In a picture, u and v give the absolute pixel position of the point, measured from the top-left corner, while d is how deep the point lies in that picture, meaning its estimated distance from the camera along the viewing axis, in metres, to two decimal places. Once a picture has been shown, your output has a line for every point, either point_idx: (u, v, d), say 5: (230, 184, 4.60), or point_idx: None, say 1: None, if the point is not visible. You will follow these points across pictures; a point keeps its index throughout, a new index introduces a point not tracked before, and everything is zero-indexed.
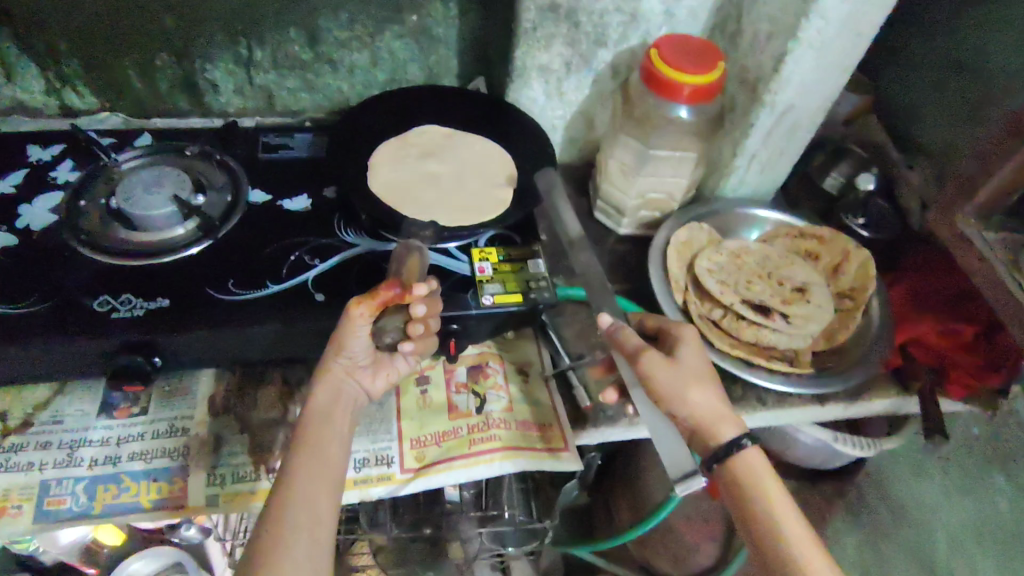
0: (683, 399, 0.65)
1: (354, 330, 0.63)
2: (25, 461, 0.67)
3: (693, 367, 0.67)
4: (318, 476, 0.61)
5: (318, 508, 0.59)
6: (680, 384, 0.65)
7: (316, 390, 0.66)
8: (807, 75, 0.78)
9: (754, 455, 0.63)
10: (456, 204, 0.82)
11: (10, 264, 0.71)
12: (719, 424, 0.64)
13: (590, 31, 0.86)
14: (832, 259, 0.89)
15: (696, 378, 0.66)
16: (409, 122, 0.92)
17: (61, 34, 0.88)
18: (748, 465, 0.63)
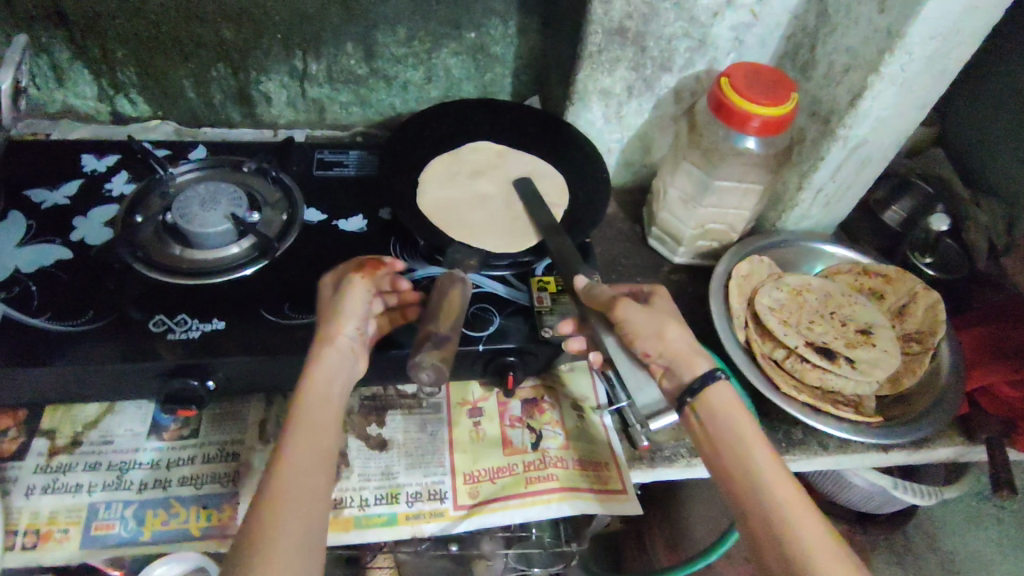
0: (664, 336, 0.63)
1: (358, 297, 0.62)
2: (73, 482, 0.65)
3: (663, 315, 0.65)
4: (306, 458, 0.54)
5: (302, 493, 0.52)
6: (657, 324, 0.63)
7: (315, 367, 0.58)
8: (885, 110, 0.75)
9: (725, 392, 0.62)
10: (506, 229, 0.78)
11: (65, 278, 0.69)
12: (693, 361, 0.63)
13: (656, 55, 0.83)
14: (897, 299, 0.85)
15: (668, 322, 0.64)
16: (463, 133, 0.88)
17: (117, 42, 0.87)
18: (726, 403, 0.61)
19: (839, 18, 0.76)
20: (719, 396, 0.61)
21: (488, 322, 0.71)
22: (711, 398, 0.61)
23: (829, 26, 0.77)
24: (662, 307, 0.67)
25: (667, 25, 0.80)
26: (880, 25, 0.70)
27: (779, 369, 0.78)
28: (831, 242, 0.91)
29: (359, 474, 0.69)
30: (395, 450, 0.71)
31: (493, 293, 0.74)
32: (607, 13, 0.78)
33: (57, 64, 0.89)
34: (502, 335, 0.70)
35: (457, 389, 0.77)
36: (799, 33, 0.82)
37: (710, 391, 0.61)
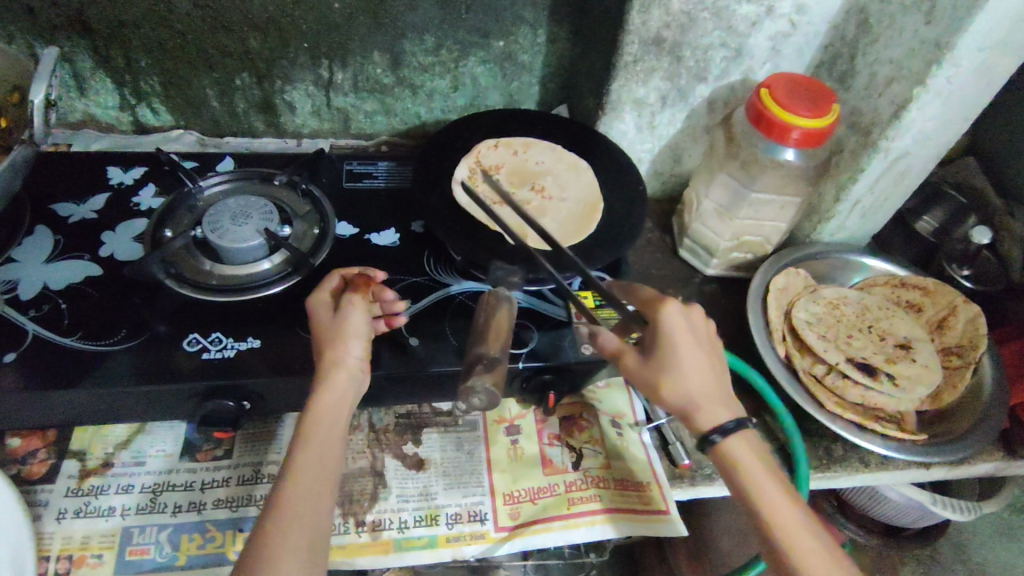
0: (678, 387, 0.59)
1: (357, 319, 0.61)
2: (106, 506, 0.64)
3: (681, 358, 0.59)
4: (314, 476, 0.54)
5: (307, 507, 0.53)
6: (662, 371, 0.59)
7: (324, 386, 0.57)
8: (929, 122, 0.73)
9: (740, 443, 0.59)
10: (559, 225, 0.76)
11: (96, 296, 0.68)
12: (699, 418, 0.59)
13: (692, 65, 0.82)
14: (936, 312, 0.84)
15: (684, 373, 0.59)
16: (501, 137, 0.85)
17: (140, 51, 0.86)
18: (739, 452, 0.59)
19: (882, 28, 0.74)
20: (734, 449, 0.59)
21: (526, 338, 0.70)
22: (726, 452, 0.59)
23: (871, 36, 0.76)
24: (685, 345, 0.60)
25: (704, 34, 0.78)
26: (927, 37, 0.68)
27: (819, 386, 0.76)
28: (868, 254, 0.90)
29: (397, 495, 0.67)
30: (433, 470, 0.70)
31: (531, 309, 0.72)
32: (645, 22, 0.76)
33: (79, 73, 0.87)
34: (542, 352, 0.69)
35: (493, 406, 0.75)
36: (838, 43, 0.81)
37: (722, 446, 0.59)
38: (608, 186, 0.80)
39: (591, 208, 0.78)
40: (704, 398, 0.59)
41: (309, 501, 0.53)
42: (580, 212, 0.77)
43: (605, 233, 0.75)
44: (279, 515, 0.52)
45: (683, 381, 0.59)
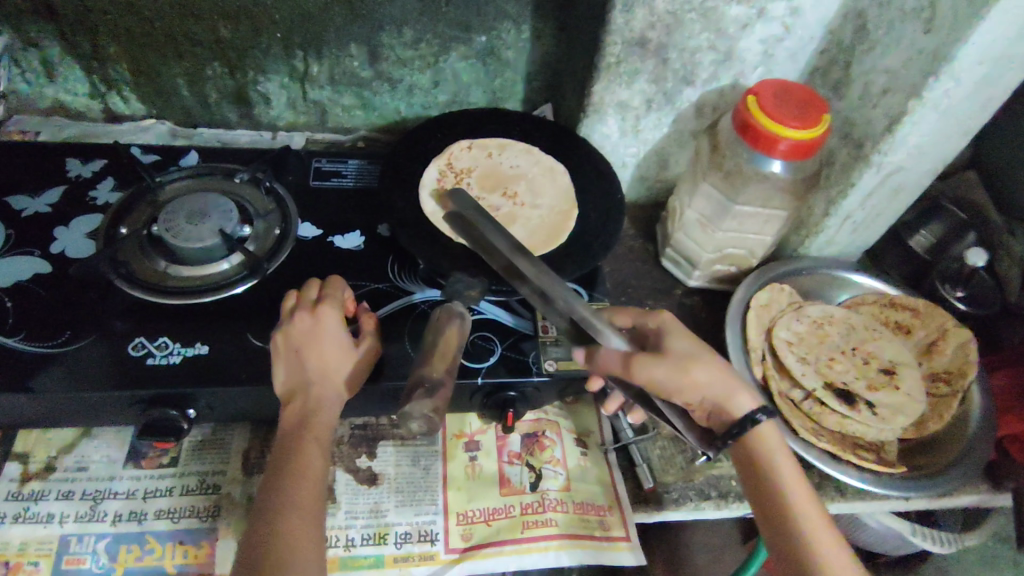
0: (693, 386, 0.59)
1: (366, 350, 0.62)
2: (44, 513, 0.62)
3: (689, 350, 0.61)
4: (311, 473, 0.56)
5: (302, 501, 0.55)
6: (679, 376, 0.59)
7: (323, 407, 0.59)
8: (925, 137, 0.69)
9: (768, 430, 0.60)
10: (533, 229, 0.74)
11: (42, 295, 0.66)
12: (732, 401, 0.60)
13: (678, 68, 0.78)
14: (926, 335, 0.80)
15: (702, 357, 0.60)
16: (477, 136, 0.82)
17: (107, 38, 0.83)
18: (766, 437, 0.60)
19: (878, 35, 0.70)
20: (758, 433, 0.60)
21: (489, 352, 0.67)
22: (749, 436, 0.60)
23: (867, 43, 0.71)
24: (683, 341, 0.62)
25: (691, 36, 0.74)
26: (925, 47, 0.64)
27: (795, 411, 0.73)
28: (857, 270, 0.85)
29: (346, 511, 0.65)
30: (385, 486, 0.67)
31: (495, 320, 0.70)
32: (628, 22, 0.72)
33: (45, 59, 0.85)
34: (504, 367, 0.66)
35: (453, 420, 0.72)
36: (834, 48, 0.77)
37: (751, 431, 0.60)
38: (584, 193, 0.77)
39: (566, 215, 0.75)
40: (730, 377, 0.61)
41: (308, 496, 0.55)
42: (553, 220, 0.74)
43: (576, 244, 0.72)
44: (274, 508, 0.54)
45: (706, 363, 0.60)
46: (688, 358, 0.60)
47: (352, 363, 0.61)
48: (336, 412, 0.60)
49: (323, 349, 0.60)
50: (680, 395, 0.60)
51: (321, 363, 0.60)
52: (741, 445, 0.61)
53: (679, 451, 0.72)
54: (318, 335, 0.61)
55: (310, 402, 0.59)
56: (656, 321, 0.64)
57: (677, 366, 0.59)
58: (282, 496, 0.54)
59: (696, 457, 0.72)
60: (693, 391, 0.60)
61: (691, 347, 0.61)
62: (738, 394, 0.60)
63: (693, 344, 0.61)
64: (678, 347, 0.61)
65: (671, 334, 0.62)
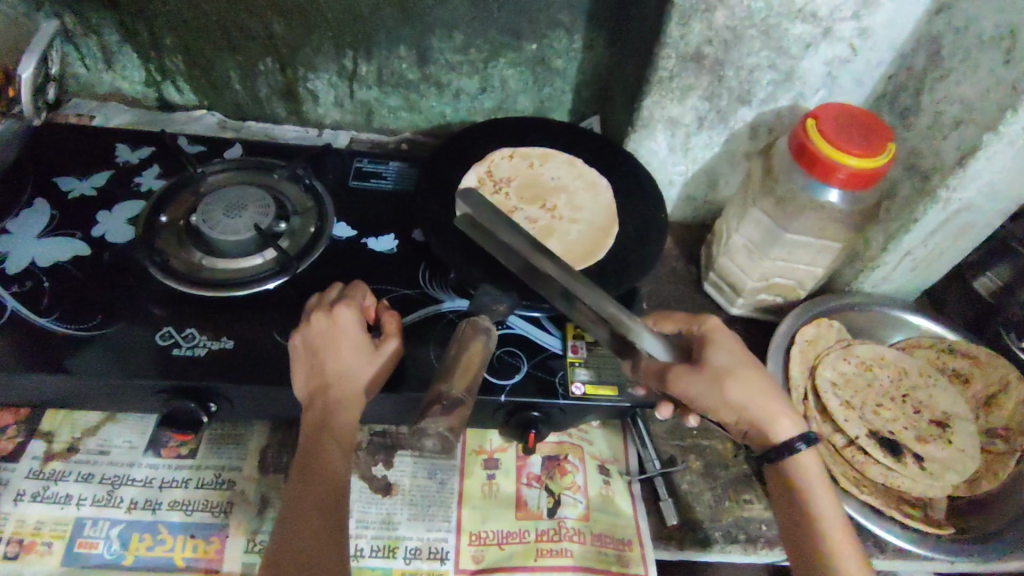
0: (728, 402, 0.58)
1: (388, 349, 0.61)
2: (63, 493, 0.62)
3: (728, 363, 0.59)
4: (332, 478, 0.55)
5: (329, 503, 0.54)
6: (714, 392, 0.58)
7: (343, 409, 0.57)
8: (999, 174, 0.64)
9: (809, 458, 0.58)
10: (572, 246, 0.71)
11: (79, 277, 0.67)
12: (776, 422, 0.58)
13: (734, 86, 0.74)
14: (985, 386, 0.74)
15: (742, 372, 0.58)
16: (521, 145, 0.81)
17: (165, 28, 0.84)
18: (806, 464, 0.58)
19: (954, 61, 0.65)
20: (799, 460, 0.58)
21: (515, 369, 0.64)
22: (788, 463, 0.58)
23: (941, 69, 0.67)
24: (727, 352, 0.60)
25: (750, 54, 0.71)
26: (1004, 78, 0.59)
27: (835, 459, 0.69)
28: (914, 311, 0.80)
29: (357, 520, 0.64)
30: (400, 497, 0.66)
31: (524, 336, 0.67)
32: (684, 36, 0.69)
33: (105, 46, 0.87)
34: (528, 386, 0.63)
35: (473, 435, 0.71)
36: (905, 74, 0.72)
37: (790, 458, 0.57)
38: (626, 211, 0.74)
39: (604, 231, 0.72)
40: (770, 400, 0.58)
41: (331, 499, 0.54)
42: (592, 236, 0.72)
43: (613, 263, 0.69)
44: (294, 511, 0.53)
45: (743, 379, 0.58)
46: (726, 372, 0.58)
47: (373, 364, 0.59)
48: (358, 411, 0.58)
49: (341, 351, 0.59)
50: (716, 411, 0.59)
51: (340, 365, 0.59)
52: (776, 469, 0.59)
53: (708, 488, 0.68)
54: (334, 336, 0.59)
55: (329, 404, 0.57)
56: (700, 327, 0.62)
57: (713, 383, 0.58)
58: (308, 498, 0.54)
59: (724, 497, 0.68)
60: (731, 407, 0.58)
61: (734, 359, 0.59)
62: (778, 418, 0.58)
63: (735, 356, 0.59)
64: (716, 358, 0.59)
65: (715, 345, 0.60)
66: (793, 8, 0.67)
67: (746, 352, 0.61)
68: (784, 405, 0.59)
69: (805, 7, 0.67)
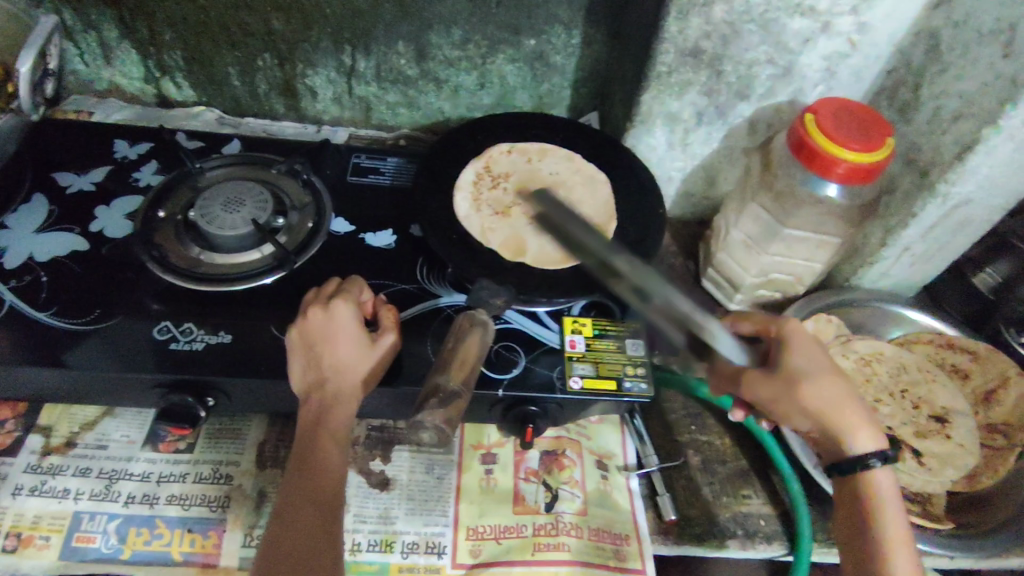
0: (804, 409, 0.57)
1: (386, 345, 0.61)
2: (60, 488, 0.62)
3: (807, 369, 0.57)
4: (329, 471, 0.55)
5: (324, 497, 0.54)
6: (789, 397, 0.57)
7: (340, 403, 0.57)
8: (998, 168, 0.64)
9: (886, 478, 0.56)
10: None
11: (77, 271, 0.67)
12: (858, 436, 0.56)
13: (732, 82, 0.74)
14: (984, 381, 0.74)
15: (820, 377, 0.57)
16: (519, 141, 0.80)
17: (164, 24, 0.84)
18: (881, 484, 0.56)
19: (953, 56, 0.65)
20: (873, 477, 0.56)
21: (513, 364, 0.64)
22: (863, 479, 0.56)
23: (940, 64, 0.67)
24: (806, 355, 0.58)
25: (749, 48, 0.71)
26: (1003, 72, 0.59)
27: None
28: (914, 307, 0.80)
29: (355, 515, 0.64)
30: (397, 492, 0.66)
31: (522, 331, 0.67)
32: (682, 31, 0.69)
33: (105, 42, 0.87)
34: (527, 381, 0.63)
35: (471, 430, 0.71)
36: (903, 69, 0.72)
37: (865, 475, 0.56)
38: (624, 207, 0.74)
39: (603, 227, 0.72)
40: (847, 408, 0.57)
41: (327, 493, 0.54)
42: None
43: None
44: (288, 505, 0.53)
45: (820, 385, 0.57)
46: (801, 376, 0.57)
47: (370, 359, 0.59)
48: (355, 405, 0.58)
49: (338, 345, 0.59)
50: (790, 418, 0.58)
51: (337, 360, 0.58)
52: (849, 483, 0.57)
53: (706, 483, 0.68)
54: (332, 331, 0.59)
55: (326, 398, 0.57)
56: (779, 329, 0.61)
57: (788, 390, 0.57)
58: (303, 491, 0.54)
59: (723, 492, 0.68)
60: (807, 414, 0.57)
61: (813, 363, 0.58)
62: (856, 429, 0.56)
63: (814, 360, 0.58)
64: (793, 363, 0.58)
65: (793, 347, 0.59)
66: (791, 2, 0.67)
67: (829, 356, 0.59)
68: (862, 413, 0.57)
69: (804, 2, 0.67)
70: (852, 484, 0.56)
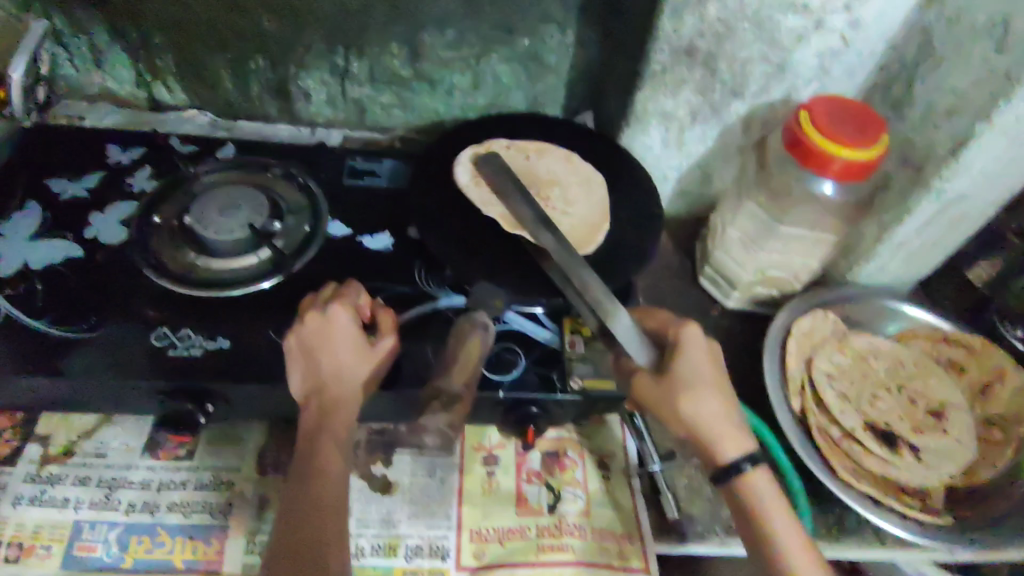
0: (682, 419, 0.57)
1: (382, 348, 0.60)
2: (60, 497, 0.62)
3: (691, 377, 0.57)
4: (331, 480, 0.55)
5: (325, 503, 0.54)
6: (666, 406, 0.57)
7: (339, 410, 0.57)
8: (992, 163, 0.64)
9: (761, 478, 0.56)
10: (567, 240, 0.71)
11: (73, 279, 0.66)
12: (731, 444, 0.56)
13: (727, 79, 0.74)
14: (980, 375, 0.75)
15: (701, 392, 0.57)
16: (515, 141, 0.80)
17: (156, 27, 0.83)
18: (756, 485, 0.55)
19: (946, 52, 0.66)
20: (748, 483, 0.55)
21: (512, 365, 0.64)
22: (738, 487, 0.55)
23: (933, 61, 0.67)
24: (693, 365, 0.58)
25: (743, 46, 0.71)
26: (996, 67, 0.59)
27: (834, 450, 0.69)
28: (911, 302, 0.80)
29: (357, 520, 0.64)
30: (399, 496, 0.66)
31: (521, 333, 0.67)
32: (677, 29, 0.69)
33: (95, 45, 0.86)
34: (527, 382, 0.63)
35: (471, 432, 0.71)
36: (896, 66, 0.73)
37: (740, 483, 0.55)
38: (621, 207, 0.74)
39: (598, 225, 0.71)
40: (722, 424, 0.57)
41: (329, 500, 0.54)
42: (587, 231, 0.72)
43: (609, 258, 0.69)
44: (292, 514, 0.53)
45: (700, 399, 0.57)
46: (681, 388, 0.57)
47: (369, 363, 0.59)
48: (354, 411, 0.58)
49: (335, 350, 0.59)
50: (670, 425, 0.58)
51: (334, 364, 0.58)
52: (731, 496, 0.56)
53: (707, 481, 0.68)
54: (328, 336, 0.59)
55: (326, 404, 0.57)
56: (676, 333, 0.60)
57: (668, 398, 0.57)
58: (304, 498, 0.54)
59: None
60: (683, 424, 0.57)
61: (697, 374, 0.58)
62: (724, 442, 0.56)
63: (699, 370, 0.58)
64: (682, 372, 0.57)
65: (682, 357, 0.58)
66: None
67: (717, 366, 0.59)
68: (735, 427, 0.57)
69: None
70: (736, 497, 0.56)
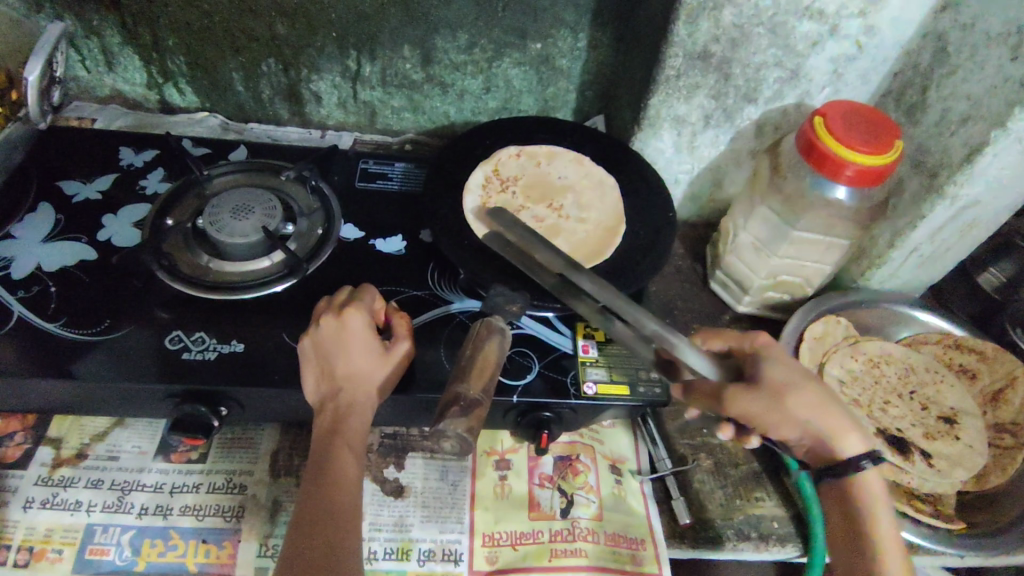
0: (793, 420, 0.56)
1: (396, 352, 0.60)
2: (72, 500, 0.62)
3: (787, 376, 0.57)
4: (347, 483, 0.55)
5: (340, 508, 0.54)
6: (775, 412, 0.55)
7: (355, 414, 0.57)
8: (1006, 170, 0.64)
9: (876, 480, 0.58)
10: (579, 245, 0.71)
11: (86, 281, 0.66)
12: (847, 436, 0.57)
13: (740, 85, 0.74)
14: (992, 381, 0.74)
15: (802, 387, 0.57)
16: (527, 145, 0.80)
17: (168, 30, 0.83)
18: (871, 483, 0.57)
19: (960, 59, 0.66)
20: (866, 480, 0.57)
21: (525, 369, 0.64)
22: (853, 482, 0.57)
23: (948, 67, 0.67)
24: (782, 365, 0.58)
25: (757, 51, 0.71)
26: (1012, 75, 0.59)
27: None
28: (921, 307, 0.80)
29: (370, 523, 0.64)
30: (412, 499, 0.66)
31: (535, 336, 0.67)
32: (691, 34, 0.69)
33: (106, 48, 0.86)
34: (541, 386, 0.63)
35: (484, 436, 0.71)
36: (910, 71, 0.72)
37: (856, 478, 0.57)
38: (634, 211, 0.74)
39: (612, 231, 0.72)
40: (834, 414, 0.57)
41: (344, 505, 0.54)
42: (600, 236, 0.72)
43: (622, 262, 0.69)
44: (306, 518, 0.53)
45: (804, 395, 0.56)
46: (786, 388, 0.56)
47: (383, 367, 0.59)
48: (369, 414, 0.58)
49: (350, 354, 0.58)
50: (781, 430, 0.57)
51: (348, 369, 0.58)
52: (841, 487, 0.58)
53: (718, 486, 0.68)
54: (343, 341, 0.59)
55: (341, 409, 0.57)
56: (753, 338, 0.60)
57: (780, 405, 0.56)
58: (320, 501, 0.53)
59: (736, 494, 0.68)
60: (797, 423, 0.56)
61: (789, 371, 0.58)
62: (844, 434, 0.57)
63: (789, 369, 0.58)
64: (775, 374, 0.57)
65: (768, 359, 0.58)
66: (800, 5, 0.67)
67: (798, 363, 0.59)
68: (845, 418, 0.58)
69: (813, 5, 0.67)
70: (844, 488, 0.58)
